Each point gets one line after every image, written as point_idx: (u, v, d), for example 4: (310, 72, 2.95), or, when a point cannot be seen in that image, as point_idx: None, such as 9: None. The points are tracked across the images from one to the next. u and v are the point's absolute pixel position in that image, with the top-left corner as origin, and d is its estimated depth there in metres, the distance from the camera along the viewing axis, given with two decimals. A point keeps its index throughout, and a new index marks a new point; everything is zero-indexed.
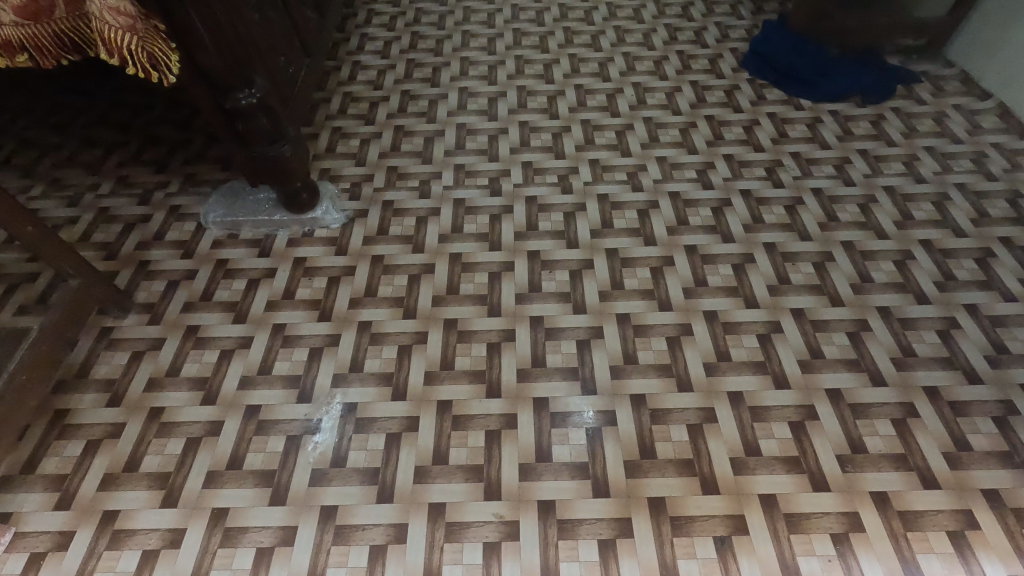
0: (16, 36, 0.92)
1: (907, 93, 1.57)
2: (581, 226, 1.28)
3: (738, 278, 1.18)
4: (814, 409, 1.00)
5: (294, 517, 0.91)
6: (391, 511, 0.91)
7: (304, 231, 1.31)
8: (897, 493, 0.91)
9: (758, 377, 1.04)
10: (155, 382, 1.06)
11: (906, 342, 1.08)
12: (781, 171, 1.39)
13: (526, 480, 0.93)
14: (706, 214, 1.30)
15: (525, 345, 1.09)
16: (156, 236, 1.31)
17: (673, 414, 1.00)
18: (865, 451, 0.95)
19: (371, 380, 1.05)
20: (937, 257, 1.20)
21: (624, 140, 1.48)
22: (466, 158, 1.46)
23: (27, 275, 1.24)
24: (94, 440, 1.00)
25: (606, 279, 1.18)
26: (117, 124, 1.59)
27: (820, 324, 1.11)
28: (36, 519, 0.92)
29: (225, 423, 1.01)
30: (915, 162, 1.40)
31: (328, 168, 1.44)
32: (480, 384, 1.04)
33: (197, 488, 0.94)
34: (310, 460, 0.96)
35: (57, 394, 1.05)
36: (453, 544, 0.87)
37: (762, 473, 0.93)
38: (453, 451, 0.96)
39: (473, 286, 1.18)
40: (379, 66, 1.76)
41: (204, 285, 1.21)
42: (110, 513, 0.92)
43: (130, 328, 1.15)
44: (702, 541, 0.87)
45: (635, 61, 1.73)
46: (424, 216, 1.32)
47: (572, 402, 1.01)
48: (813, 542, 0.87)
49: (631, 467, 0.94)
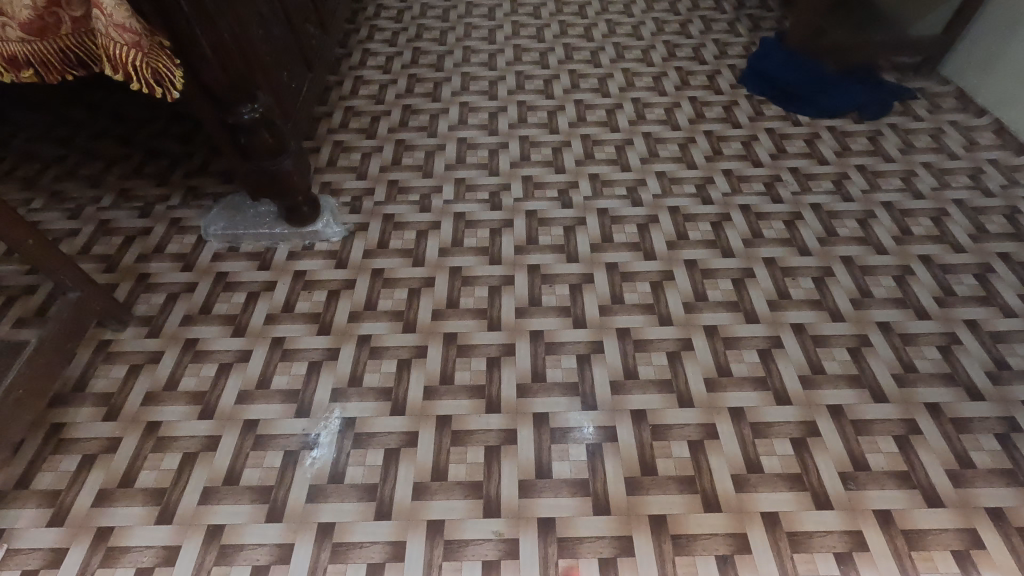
0: (22, 52, 0.93)
1: (904, 109, 1.59)
2: (581, 240, 1.28)
3: (739, 293, 1.18)
4: (815, 425, 0.99)
5: (290, 534, 0.90)
6: (389, 528, 0.90)
7: (304, 244, 1.31)
8: (900, 511, 0.90)
9: (759, 393, 1.03)
10: (153, 396, 1.06)
11: (906, 358, 1.08)
12: (780, 186, 1.40)
13: (526, 497, 0.92)
14: (706, 228, 1.31)
15: (525, 360, 1.08)
16: (156, 248, 1.31)
17: (674, 430, 0.99)
18: (866, 468, 0.95)
19: (371, 394, 1.05)
20: (936, 271, 1.21)
21: (624, 154, 1.49)
22: (466, 172, 1.46)
23: (27, 287, 1.24)
24: (90, 454, 0.99)
25: (606, 293, 1.18)
26: (120, 136, 1.59)
27: (820, 339, 1.11)
28: (28, 536, 0.90)
29: (222, 438, 1.00)
30: (913, 177, 1.40)
31: (329, 181, 1.45)
32: (480, 399, 1.03)
33: (193, 504, 0.93)
34: (307, 476, 0.95)
35: (55, 408, 1.04)
36: (452, 562, 0.86)
37: (764, 490, 0.92)
38: (452, 467, 0.96)
39: (474, 299, 1.18)
40: (380, 81, 1.77)
41: (203, 298, 1.21)
42: (103, 529, 0.91)
43: (129, 341, 1.14)
44: (704, 560, 0.86)
45: (634, 77, 1.74)
46: (425, 230, 1.32)
47: (572, 417, 1.01)
48: (816, 562, 0.86)
49: (632, 484, 0.93)
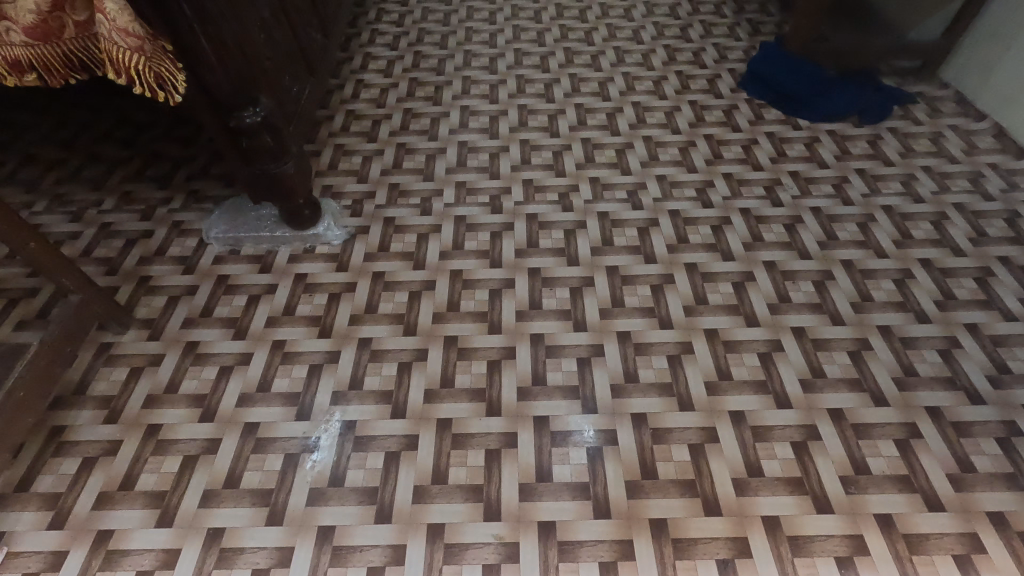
0: (120, 55, 0.94)
1: (965, 110, 1.59)
2: (657, 242, 1.28)
3: (821, 294, 1.18)
4: (916, 427, 0.99)
5: (401, 535, 0.89)
6: (502, 529, 0.89)
7: (381, 245, 1.30)
8: (1013, 513, 0.90)
9: (855, 395, 1.03)
10: (247, 397, 1.05)
11: (998, 358, 1.07)
12: (849, 187, 1.40)
13: (634, 498, 0.92)
14: (780, 230, 1.31)
15: (615, 361, 1.08)
16: (232, 249, 1.31)
17: (774, 432, 0.99)
18: (973, 470, 0.94)
19: (464, 395, 1.04)
20: (1018, 272, 1.20)
21: (688, 155, 1.49)
22: (533, 173, 1.46)
23: (109, 289, 1.24)
24: (192, 455, 0.98)
25: (689, 294, 1.18)
26: (182, 138, 1.59)
27: (909, 340, 1.10)
28: (138, 537, 0.90)
29: (322, 439, 1.00)
30: (982, 178, 1.40)
31: (396, 183, 1.45)
32: (575, 400, 1.03)
33: (301, 505, 0.93)
34: (411, 477, 0.95)
35: (150, 409, 1.04)
36: (568, 563, 0.86)
37: (874, 492, 0.92)
38: (556, 468, 0.95)
39: (557, 300, 1.18)
40: (435, 83, 1.77)
41: (285, 299, 1.20)
42: (214, 530, 0.91)
43: (216, 342, 1.14)
44: (824, 562, 0.86)
45: (689, 79, 1.74)
46: (499, 230, 1.32)
47: (671, 418, 1.00)
48: (936, 565, 0.86)
49: (739, 485, 0.93)
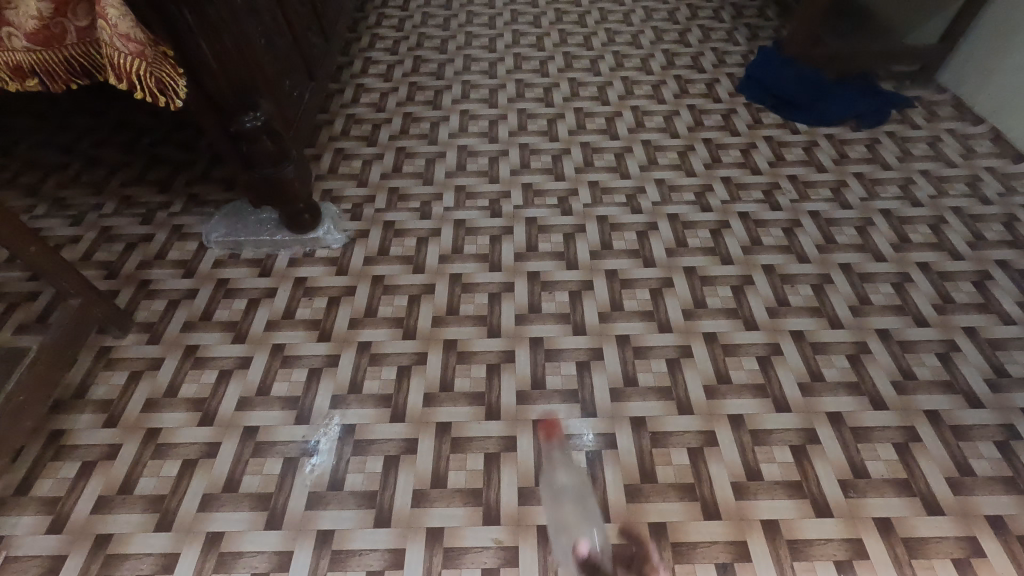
0: (27, 61, 0.94)
1: (901, 117, 1.60)
2: (581, 247, 1.29)
3: (738, 300, 1.18)
4: (814, 432, 0.99)
5: (289, 542, 0.90)
6: (389, 535, 0.90)
7: (305, 251, 1.31)
8: (900, 519, 0.90)
9: (758, 400, 1.03)
10: (153, 403, 1.06)
11: (906, 365, 1.08)
12: (778, 194, 1.40)
13: (526, 503, 0.92)
14: (705, 235, 1.31)
15: (525, 367, 1.08)
16: (157, 255, 1.32)
17: (673, 437, 0.99)
18: (866, 475, 0.95)
19: (370, 401, 1.04)
20: (934, 278, 1.21)
21: (623, 161, 1.50)
22: (467, 179, 1.47)
23: (28, 294, 1.24)
24: (90, 461, 0.98)
25: (606, 300, 1.18)
26: (122, 143, 1.60)
27: (820, 346, 1.11)
28: (27, 543, 0.90)
29: (222, 445, 1.00)
30: (911, 185, 1.41)
31: (330, 188, 1.45)
32: (480, 406, 1.03)
33: (192, 511, 0.93)
34: (306, 483, 0.95)
35: (55, 414, 1.04)
36: (451, 570, 0.86)
37: (764, 498, 0.92)
38: (452, 474, 0.95)
39: (473, 306, 1.18)
40: (382, 89, 1.78)
41: (204, 305, 1.21)
42: (102, 536, 0.91)
43: (130, 348, 1.14)
44: (704, 568, 0.86)
45: (633, 86, 1.75)
46: (425, 237, 1.33)
47: (571, 424, 1.01)
48: (817, 570, 0.86)
49: (631, 491, 0.93)
